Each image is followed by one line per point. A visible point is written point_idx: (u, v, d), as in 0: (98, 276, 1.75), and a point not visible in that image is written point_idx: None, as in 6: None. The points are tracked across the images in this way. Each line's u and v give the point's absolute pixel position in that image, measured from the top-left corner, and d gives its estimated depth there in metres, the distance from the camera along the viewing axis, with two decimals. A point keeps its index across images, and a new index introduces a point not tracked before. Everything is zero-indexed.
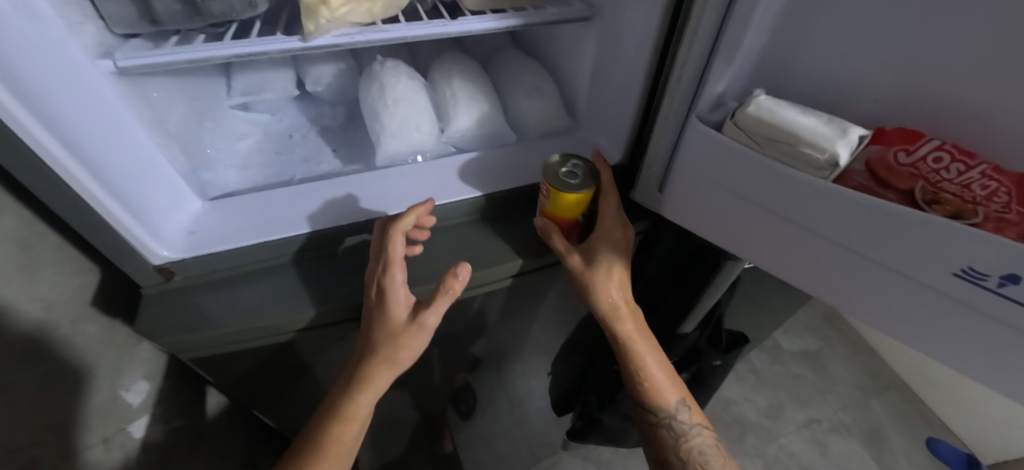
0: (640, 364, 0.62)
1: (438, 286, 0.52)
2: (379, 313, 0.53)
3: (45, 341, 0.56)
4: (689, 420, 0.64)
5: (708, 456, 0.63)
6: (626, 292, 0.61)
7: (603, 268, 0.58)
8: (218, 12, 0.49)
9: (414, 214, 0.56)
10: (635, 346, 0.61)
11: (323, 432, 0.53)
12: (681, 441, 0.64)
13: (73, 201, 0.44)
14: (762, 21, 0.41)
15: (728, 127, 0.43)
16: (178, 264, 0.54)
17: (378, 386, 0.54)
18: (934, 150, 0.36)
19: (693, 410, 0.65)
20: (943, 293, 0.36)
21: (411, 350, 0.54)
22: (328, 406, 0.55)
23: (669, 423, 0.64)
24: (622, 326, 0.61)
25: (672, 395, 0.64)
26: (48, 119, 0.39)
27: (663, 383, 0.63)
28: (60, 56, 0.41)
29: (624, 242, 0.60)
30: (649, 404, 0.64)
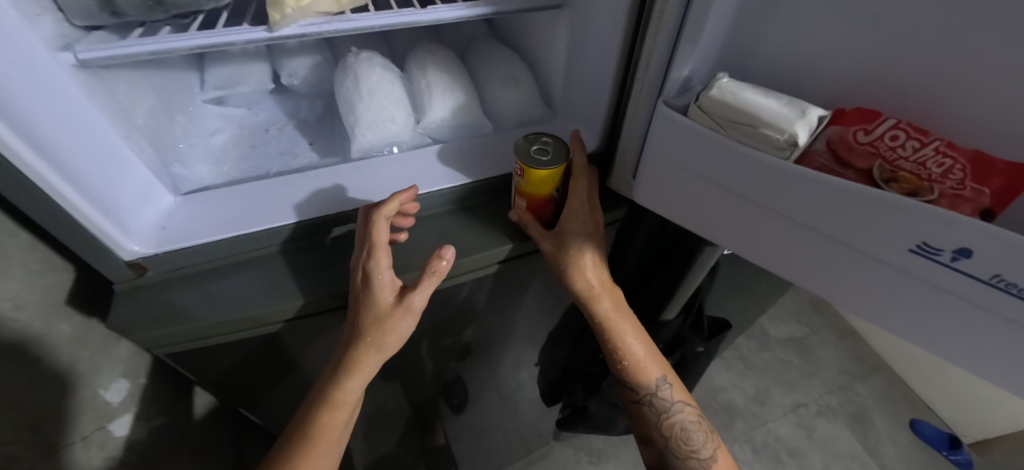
0: (620, 344, 0.63)
1: (423, 269, 0.52)
2: (363, 300, 0.53)
3: (17, 340, 0.55)
4: (671, 397, 0.65)
5: (690, 430, 0.64)
6: (602, 273, 0.61)
7: (574, 251, 0.58)
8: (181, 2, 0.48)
9: (397, 199, 0.55)
10: (617, 327, 0.62)
11: (312, 419, 0.53)
12: (664, 417, 0.65)
13: (38, 198, 0.43)
14: (724, 4, 0.41)
15: (693, 111, 0.43)
16: (150, 259, 0.54)
17: (367, 371, 0.54)
18: (890, 128, 0.37)
19: (676, 387, 0.65)
20: (903, 270, 0.37)
21: (398, 333, 0.54)
22: (316, 394, 0.55)
23: (652, 401, 0.65)
24: (600, 307, 0.61)
25: (653, 373, 0.64)
26: (6, 113, 0.38)
27: (644, 361, 0.64)
28: (18, 47, 0.40)
29: (594, 223, 0.60)
30: (631, 383, 0.65)
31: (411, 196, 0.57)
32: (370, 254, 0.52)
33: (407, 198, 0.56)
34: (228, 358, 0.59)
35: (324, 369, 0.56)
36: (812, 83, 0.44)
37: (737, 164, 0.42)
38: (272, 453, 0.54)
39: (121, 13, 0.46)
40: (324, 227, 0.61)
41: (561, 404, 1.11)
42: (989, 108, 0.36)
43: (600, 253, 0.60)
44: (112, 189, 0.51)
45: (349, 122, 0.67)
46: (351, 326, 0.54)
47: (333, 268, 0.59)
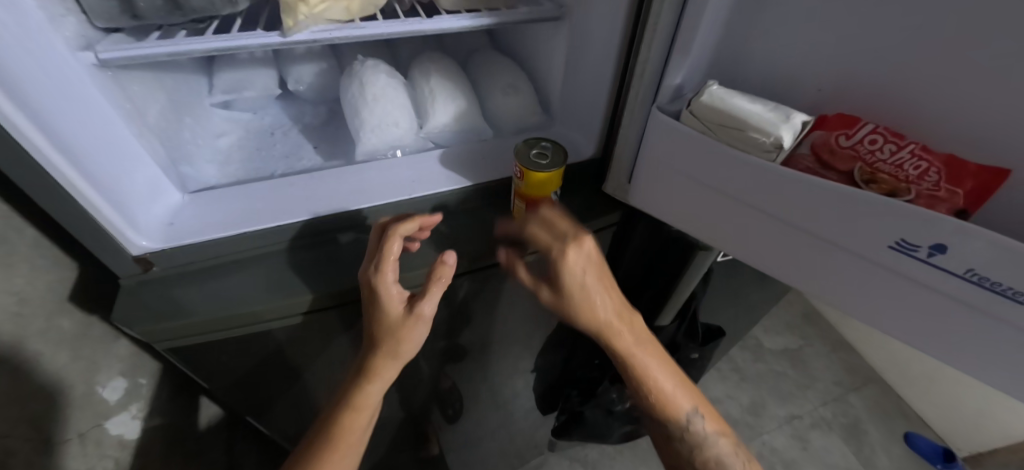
0: (645, 378, 0.59)
1: (428, 274, 0.53)
2: (375, 312, 0.53)
3: (20, 334, 0.56)
4: (704, 428, 0.61)
5: (727, 462, 0.59)
6: (618, 308, 0.56)
7: (575, 295, 0.54)
8: (198, 7, 0.50)
9: (415, 221, 0.56)
10: (643, 361, 0.58)
11: (334, 420, 0.54)
12: (698, 453, 0.60)
13: (52, 189, 0.45)
14: (713, 17, 0.44)
15: (686, 116, 0.45)
16: (157, 254, 0.55)
17: (386, 376, 0.54)
18: (870, 132, 0.39)
19: (707, 418, 0.61)
20: (885, 267, 0.39)
21: (413, 343, 0.54)
22: (338, 399, 0.56)
23: (680, 434, 0.61)
24: (619, 342, 0.57)
25: (682, 404, 0.60)
26: (26, 105, 0.40)
27: (670, 392, 0.60)
28: (38, 46, 0.41)
29: (591, 260, 0.54)
30: (660, 418, 0.61)
31: (433, 221, 0.59)
32: (374, 267, 0.52)
33: (432, 220, 0.58)
34: (224, 359, 0.59)
35: (347, 375, 0.57)
36: (796, 91, 0.47)
37: (728, 166, 0.44)
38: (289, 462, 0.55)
39: (141, 18, 0.48)
40: (332, 227, 0.63)
41: (557, 412, 1.11)
42: (958, 115, 0.38)
43: (605, 290, 0.55)
44: (122, 185, 0.52)
45: (355, 127, 0.69)
46: (368, 338, 0.55)
47: (332, 266, 0.59)
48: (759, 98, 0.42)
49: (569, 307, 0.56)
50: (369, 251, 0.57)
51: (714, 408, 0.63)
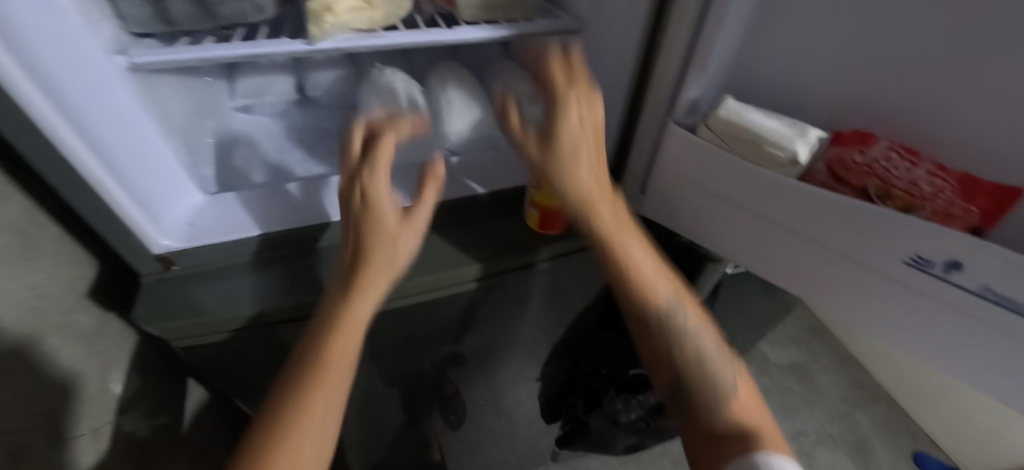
0: (626, 254, 0.53)
1: (421, 177, 0.55)
2: (368, 214, 0.51)
3: (41, 329, 0.57)
4: (687, 318, 0.53)
5: (712, 358, 0.52)
6: (596, 171, 0.54)
7: (558, 154, 0.53)
8: (228, 14, 0.51)
9: (410, 121, 0.58)
10: (621, 230, 0.53)
11: (314, 346, 0.45)
12: (677, 343, 0.53)
13: (82, 188, 0.46)
14: (730, 34, 0.45)
15: (702, 130, 0.46)
16: (178, 253, 0.57)
17: (379, 286, 0.49)
18: (884, 150, 0.40)
19: (692, 309, 0.54)
20: (899, 282, 0.39)
21: (405, 252, 0.52)
22: (315, 325, 0.47)
23: (654, 323, 0.53)
24: (598, 220, 0.53)
25: (662, 292, 0.53)
26: (63, 104, 0.41)
27: (654, 280, 0.54)
28: (76, 49, 0.43)
29: (592, 129, 0.53)
30: (635, 305, 0.54)
31: (423, 127, 0.60)
32: (368, 168, 0.52)
33: (422, 123, 0.60)
34: (237, 357, 0.60)
35: (323, 298, 0.50)
36: (811, 108, 0.47)
37: (742, 179, 0.44)
38: (257, 430, 0.41)
39: (174, 24, 0.49)
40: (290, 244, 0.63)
41: (561, 421, 1.11)
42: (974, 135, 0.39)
43: (594, 150, 0.54)
44: (148, 184, 0.54)
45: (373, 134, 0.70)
46: (352, 238, 0.51)
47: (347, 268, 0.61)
48: (774, 113, 0.43)
49: (559, 176, 0.53)
50: (350, 153, 0.54)
51: (704, 311, 0.55)
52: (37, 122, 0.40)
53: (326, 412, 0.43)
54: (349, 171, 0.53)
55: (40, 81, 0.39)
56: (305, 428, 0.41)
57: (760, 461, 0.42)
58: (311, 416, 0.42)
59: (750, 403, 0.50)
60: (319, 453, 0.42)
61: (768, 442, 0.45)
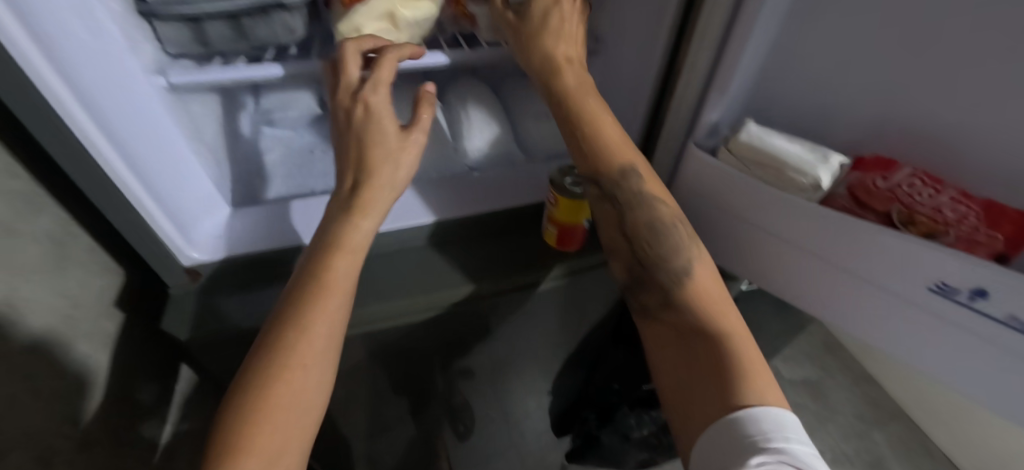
0: (589, 131, 0.51)
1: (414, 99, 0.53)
2: (369, 128, 0.50)
3: (71, 337, 0.59)
4: (640, 188, 0.50)
5: (672, 242, 0.49)
6: (569, 47, 0.54)
7: (540, 28, 0.53)
8: (262, 36, 0.52)
9: (410, 49, 0.54)
10: (587, 106, 0.52)
11: (314, 267, 0.47)
12: (630, 214, 0.51)
13: (118, 201, 0.48)
14: (751, 59, 0.46)
15: (722, 153, 0.47)
16: (206, 267, 0.58)
17: (379, 207, 0.50)
18: (907, 176, 0.40)
19: (648, 179, 0.51)
20: (923, 308, 0.39)
21: (404, 170, 0.52)
22: (317, 244, 0.49)
23: (614, 195, 0.51)
24: (562, 82, 0.52)
25: (619, 156, 0.51)
26: (99, 119, 0.44)
27: (611, 141, 0.52)
28: (117, 67, 0.45)
29: (571, 15, 0.54)
30: (592, 178, 0.52)
31: (421, 54, 0.56)
32: (370, 84, 0.50)
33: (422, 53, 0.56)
34: None
35: (324, 214, 0.51)
36: (831, 132, 0.48)
37: (763, 201, 0.45)
38: (257, 348, 0.44)
39: (209, 46, 0.51)
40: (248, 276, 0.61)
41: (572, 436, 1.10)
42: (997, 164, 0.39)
43: (571, 29, 0.54)
44: (179, 198, 0.56)
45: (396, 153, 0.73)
46: (352, 154, 0.50)
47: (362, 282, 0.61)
48: (797, 138, 0.44)
49: (536, 51, 0.53)
50: (347, 72, 0.52)
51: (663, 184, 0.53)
52: (74, 135, 0.42)
53: (325, 337, 0.45)
54: (349, 90, 0.51)
55: (76, 92, 0.41)
56: (306, 349, 0.43)
57: (743, 410, 0.39)
58: (313, 331, 0.44)
59: (713, 296, 0.48)
60: (320, 375, 0.44)
61: (737, 352, 0.44)
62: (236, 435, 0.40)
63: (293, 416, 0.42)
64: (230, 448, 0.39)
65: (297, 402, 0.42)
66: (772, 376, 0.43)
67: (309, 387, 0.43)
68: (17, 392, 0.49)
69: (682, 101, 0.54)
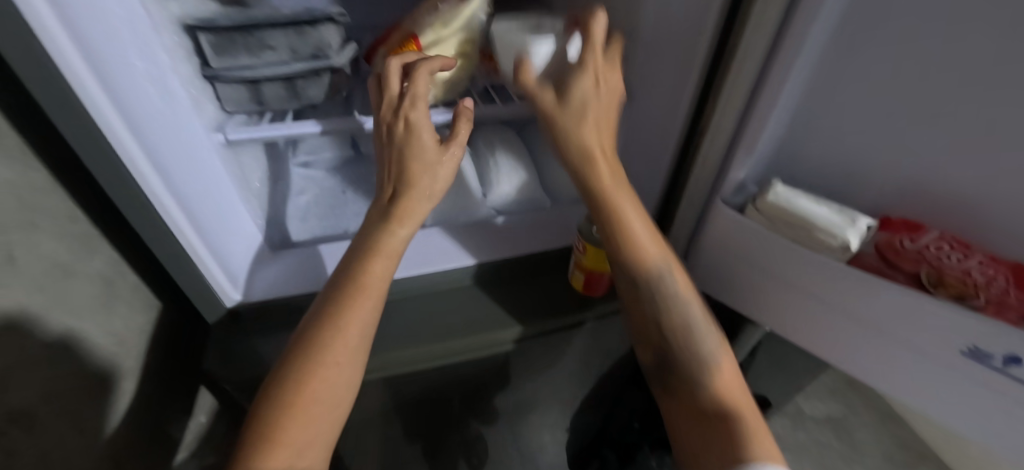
0: (624, 224, 0.51)
1: (454, 113, 0.53)
2: (408, 143, 0.51)
3: (121, 375, 0.60)
4: (674, 285, 0.52)
5: (701, 339, 0.52)
6: (606, 136, 0.53)
7: (579, 106, 0.51)
8: (314, 95, 0.56)
9: (443, 60, 0.53)
10: (624, 203, 0.52)
11: (353, 270, 0.49)
12: (664, 309, 0.53)
13: (175, 251, 0.51)
14: (776, 122, 0.49)
15: (751, 211, 0.49)
16: (246, 307, 0.60)
17: (416, 216, 0.51)
18: (935, 240, 0.41)
19: (680, 277, 0.53)
20: (959, 372, 0.40)
21: (443, 177, 0.53)
22: (356, 248, 0.51)
23: (650, 290, 0.52)
24: (599, 173, 0.52)
25: (656, 255, 0.52)
26: (160, 168, 0.46)
27: (646, 238, 0.52)
28: (179, 124, 0.48)
29: (609, 89, 0.52)
30: (628, 268, 0.52)
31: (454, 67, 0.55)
32: (410, 101, 0.50)
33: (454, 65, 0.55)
34: None
35: (363, 223, 0.52)
36: (857, 194, 0.49)
37: (791, 258, 0.47)
38: (293, 349, 0.45)
39: (263, 103, 0.55)
40: (277, 316, 0.62)
41: None
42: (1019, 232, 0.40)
43: (607, 103, 0.52)
44: (229, 243, 0.59)
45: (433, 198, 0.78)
46: (393, 166, 0.52)
47: (392, 327, 0.63)
48: (820, 198, 0.46)
49: (574, 141, 0.51)
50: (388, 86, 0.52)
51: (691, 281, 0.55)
52: (137, 185, 0.45)
53: (359, 338, 0.47)
54: (392, 104, 0.52)
55: (145, 148, 0.44)
56: (340, 348, 0.45)
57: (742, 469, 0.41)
58: (348, 332, 0.46)
59: (734, 388, 0.49)
60: (352, 374, 0.46)
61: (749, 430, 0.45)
62: (268, 427, 0.41)
63: (325, 410, 0.44)
64: (265, 437, 0.41)
65: (330, 398, 0.44)
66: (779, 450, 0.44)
67: (341, 380, 0.45)
68: (60, 430, 0.51)
69: (709, 158, 0.56)
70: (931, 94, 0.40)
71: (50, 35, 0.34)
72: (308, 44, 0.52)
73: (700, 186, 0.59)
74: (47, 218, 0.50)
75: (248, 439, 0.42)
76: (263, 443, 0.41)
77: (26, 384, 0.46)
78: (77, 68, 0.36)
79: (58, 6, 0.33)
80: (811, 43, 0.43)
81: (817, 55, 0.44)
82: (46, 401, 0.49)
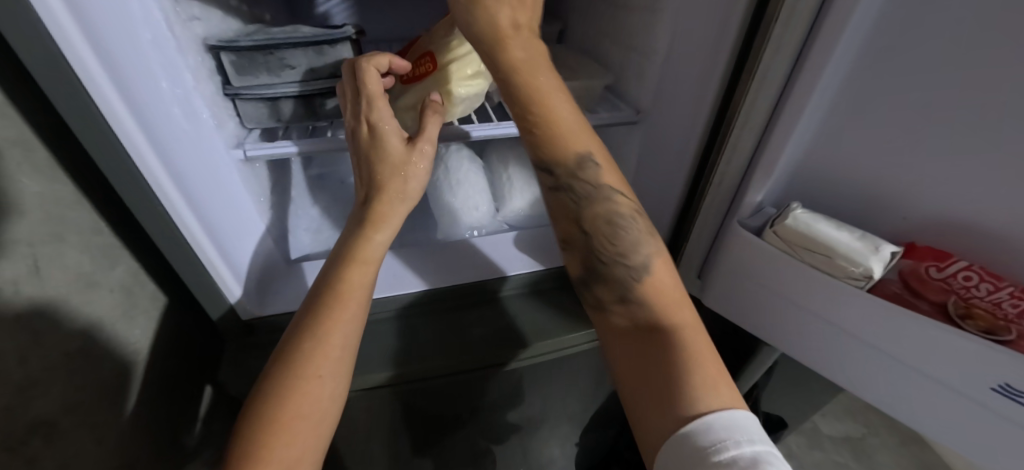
0: (541, 113, 0.47)
1: (421, 109, 0.53)
2: (376, 148, 0.50)
3: (139, 384, 0.61)
4: (597, 179, 0.49)
5: (626, 239, 0.49)
6: (524, 13, 0.46)
7: None
8: (330, 111, 0.57)
9: (385, 56, 0.54)
10: (540, 90, 0.46)
11: (331, 279, 0.48)
12: (586, 206, 0.50)
13: (194, 265, 0.52)
14: (795, 145, 0.49)
15: (768, 234, 0.48)
16: (262, 321, 0.61)
17: (394, 222, 0.51)
18: (962, 269, 0.39)
19: (605, 169, 0.49)
20: (988, 408, 0.39)
21: (418, 181, 0.52)
22: (334, 256, 0.50)
23: (572, 187, 0.49)
24: (511, 55, 0.46)
25: (575, 144, 0.48)
26: (182, 183, 0.47)
27: (564, 126, 0.48)
28: (204, 143, 0.50)
29: None
30: (548, 163, 0.49)
31: (405, 66, 0.57)
32: (367, 101, 0.49)
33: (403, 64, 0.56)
34: None
35: (343, 230, 0.52)
36: (880, 222, 0.48)
37: (812, 285, 0.46)
38: (276, 362, 0.45)
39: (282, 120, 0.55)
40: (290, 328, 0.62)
41: None
42: None
43: None
44: (244, 255, 0.60)
45: (445, 213, 0.79)
46: (365, 175, 0.51)
47: (404, 342, 0.63)
48: (836, 222, 0.45)
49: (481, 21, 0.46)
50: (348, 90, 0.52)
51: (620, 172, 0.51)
52: (158, 200, 0.46)
53: (340, 349, 0.46)
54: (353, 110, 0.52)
55: (167, 167, 0.45)
56: (321, 361, 0.45)
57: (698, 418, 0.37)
58: (330, 344, 0.45)
59: (667, 287, 0.47)
60: (335, 387, 0.45)
61: (687, 343, 0.42)
62: (252, 445, 0.41)
63: (311, 425, 0.44)
64: (251, 454, 0.41)
65: (315, 412, 0.44)
66: (723, 366, 0.42)
67: (325, 397, 0.45)
68: (81, 441, 0.52)
69: (726, 178, 0.55)
70: (957, 121, 0.39)
71: (79, 58, 0.36)
72: (326, 62, 0.53)
73: (716, 206, 0.58)
74: (75, 232, 0.51)
75: (235, 454, 0.41)
76: (250, 460, 0.40)
77: (50, 393, 0.47)
78: (105, 91, 0.38)
79: (90, 33, 0.35)
80: (832, 68, 0.43)
81: (835, 81, 0.44)
82: (67, 411, 0.50)
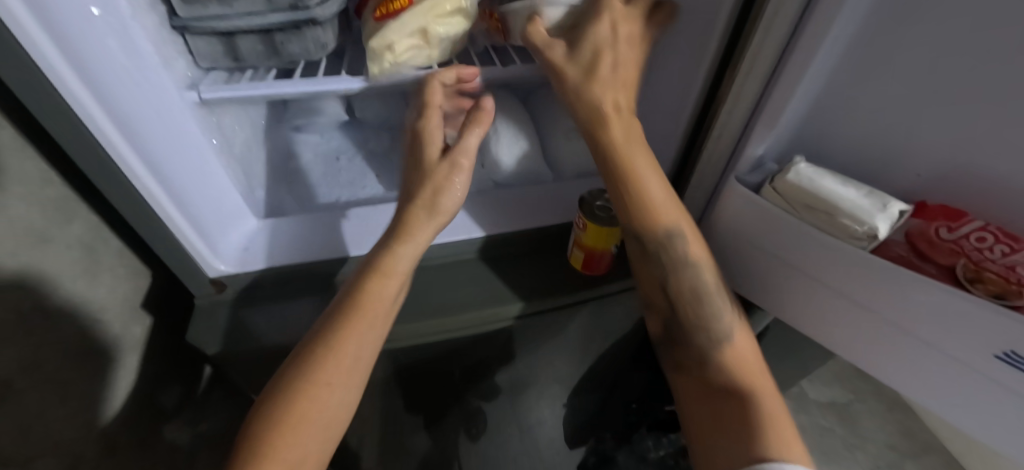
0: (636, 188, 0.49)
1: (466, 120, 0.52)
2: (417, 153, 0.52)
3: (104, 342, 0.59)
4: (685, 250, 0.49)
5: (709, 306, 0.49)
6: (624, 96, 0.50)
7: (602, 94, 0.49)
8: (295, 52, 0.53)
9: (451, 69, 0.56)
10: (637, 170, 0.49)
11: (354, 290, 0.46)
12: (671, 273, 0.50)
13: (148, 218, 0.49)
14: (801, 94, 0.44)
15: (768, 191, 0.45)
16: (231, 278, 0.58)
17: (420, 234, 0.49)
18: (976, 230, 0.36)
19: (693, 239, 0.49)
20: (988, 375, 0.37)
21: (453, 196, 0.50)
22: (360, 268, 0.49)
23: (656, 253, 0.50)
24: (641, 186, 0.49)
25: (665, 214, 0.49)
26: (126, 126, 0.43)
27: (658, 200, 0.49)
28: (154, 89, 0.46)
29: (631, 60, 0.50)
30: (634, 229, 0.50)
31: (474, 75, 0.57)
32: (422, 111, 0.53)
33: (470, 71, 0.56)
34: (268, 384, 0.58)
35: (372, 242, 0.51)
36: (889, 178, 0.45)
37: (811, 246, 0.43)
38: (288, 365, 0.44)
39: (240, 59, 0.52)
40: (268, 286, 0.59)
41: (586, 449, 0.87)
42: None
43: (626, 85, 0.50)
44: (211, 210, 0.57)
45: None
46: (406, 178, 0.53)
47: None
48: (839, 175, 0.42)
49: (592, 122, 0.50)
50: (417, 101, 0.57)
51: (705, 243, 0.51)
52: (103, 150, 0.42)
53: (356, 359, 0.44)
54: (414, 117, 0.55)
55: (110, 112, 0.41)
56: (334, 368, 0.43)
57: (771, 464, 0.39)
58: (345, 352, 0.43)
59: (746, 353, 0.48)
60: (343, 396, 0.43)
61: (766, 410, 0.44)
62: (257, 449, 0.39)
63: (319, 431, 0.41)
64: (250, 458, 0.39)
65: (322, 416, 0.42)
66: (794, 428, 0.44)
67: (331, 406, 0.42)
68: (43, 399, 0.50)
69: (724, 133, 0.51)
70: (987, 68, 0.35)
71: None
72: None
73: (714, 161, 0.55)
74: (18, 180, 0.47)
75: (239, 454, 0.40)
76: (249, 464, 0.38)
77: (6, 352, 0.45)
78: (28, 28, 0.34)
79: None
80: (854, 3, 0.37)
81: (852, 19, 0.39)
82: (25, 369, 0.47)
